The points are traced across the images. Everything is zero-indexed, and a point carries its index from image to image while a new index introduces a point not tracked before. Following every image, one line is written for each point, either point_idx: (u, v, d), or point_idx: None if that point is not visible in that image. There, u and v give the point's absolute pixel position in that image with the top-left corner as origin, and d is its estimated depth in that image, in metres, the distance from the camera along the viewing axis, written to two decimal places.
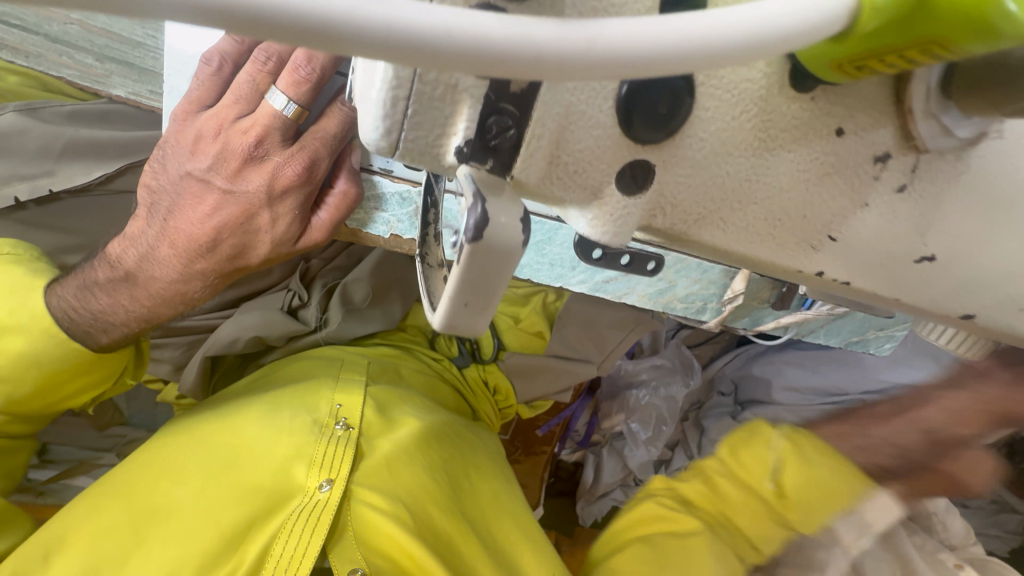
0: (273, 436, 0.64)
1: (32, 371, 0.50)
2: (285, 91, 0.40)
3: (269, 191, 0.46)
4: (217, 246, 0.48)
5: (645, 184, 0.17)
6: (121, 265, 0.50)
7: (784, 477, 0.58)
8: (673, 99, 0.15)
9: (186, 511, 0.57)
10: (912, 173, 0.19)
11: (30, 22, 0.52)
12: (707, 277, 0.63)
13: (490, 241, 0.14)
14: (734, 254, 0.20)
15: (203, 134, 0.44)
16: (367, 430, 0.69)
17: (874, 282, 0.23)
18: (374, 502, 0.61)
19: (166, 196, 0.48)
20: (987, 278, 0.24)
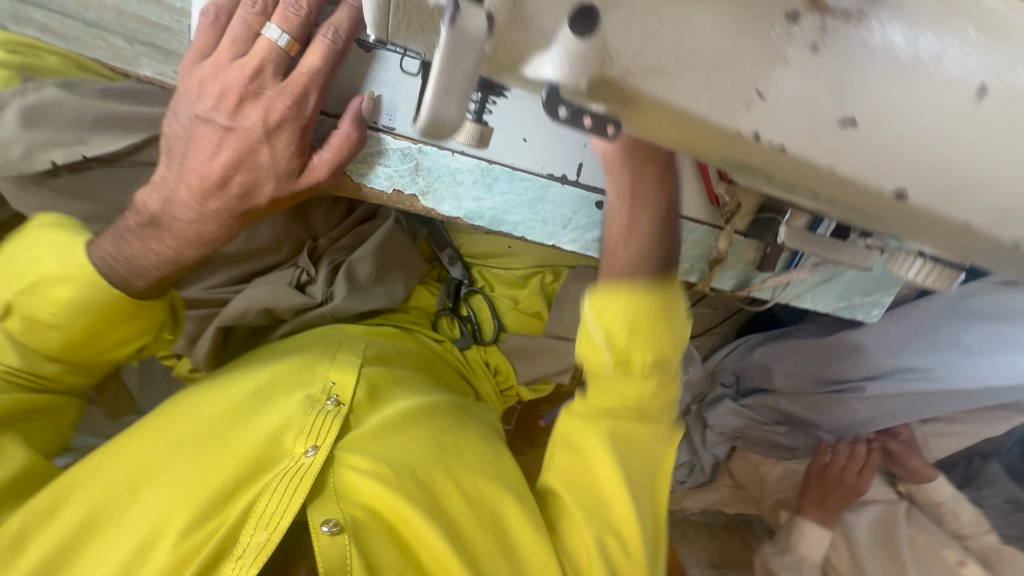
0: (265, 411, 0.67)
1: (80, 318, 0.55)
2: (278, 24, 0.46)
3: (265, 126, 0.49)
4: (228, 185, 0.51)
5: (595, 30, 0.21)
6: (147, 209, 0.54)
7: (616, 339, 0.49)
8: None
9: (179, 471, 0.59)
10: (822, 33, 0.23)
11: (69, 8, 0.57)
12: (692, 237, 0.67)
13: (464, 28, 0.19)
14: (678, 110, 0.24)
15: (205, 79, 0.48)
16: (358, 407, 0.71)
17: (805, 148, 0.26)
18: (360, 466, 0.62)
19: (178, 142, 0.52)
20: (905, 149, 0.27)
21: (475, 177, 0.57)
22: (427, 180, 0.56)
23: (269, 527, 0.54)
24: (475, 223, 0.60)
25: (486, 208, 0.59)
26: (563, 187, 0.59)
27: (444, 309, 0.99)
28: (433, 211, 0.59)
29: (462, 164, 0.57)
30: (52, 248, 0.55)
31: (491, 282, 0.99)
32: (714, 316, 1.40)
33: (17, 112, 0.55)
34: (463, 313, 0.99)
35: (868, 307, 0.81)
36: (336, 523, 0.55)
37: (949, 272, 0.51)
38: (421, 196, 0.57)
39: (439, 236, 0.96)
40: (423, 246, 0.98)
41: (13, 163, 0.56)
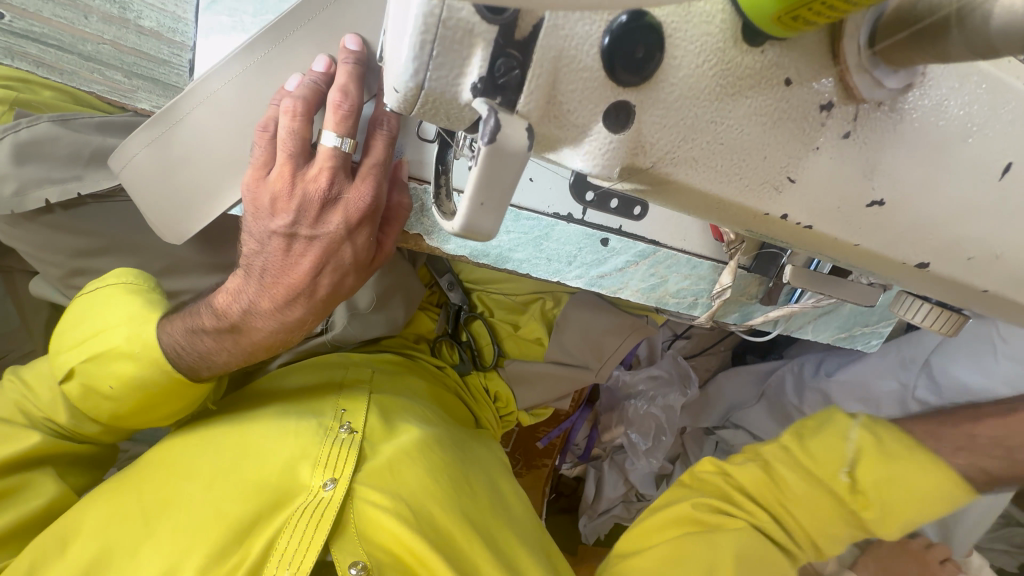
0: (279, 437, 0.65)
1: (135, 395, 0.52)
2: (336, 130, 0.42)
3: (349, 227, 0.47)
4: (315, 290, 0.50)
5: (628, 123, 0.20)
6: (227, 316, 0.51)
7: (859, 471, 0.48)
8: (648, 46, 0.18)
9: (194, 503, 0.57)
10: (854, 122, 0.23)
11: (65, 42, 0.56)
12: (697, 272, 0.66)
13: (506, 142, 0.18)
14: (708, 195, 0.23)
15: (277, 195, 0.45)
16: (371, 435, 0.70)
17: (831, 226, 0.26)
18: (377, 500, 0.62)
19: (256, 258, 0.49)
20: (932, 223, 0.27)
21: None
22: (431, 220, 0.55)
23: (292, 567, 0.55)
24: (479, 260, 0.59)
25: (491, 247, 0.58)
26: (568, 226, 0.58)
27: (444, 334, 0.99)
28: (437, 249, 0.58)
29: None
30: (115, 314, 0.52)
31: (490, 307, 0.98)
32: (711, 336, 1.41)
33: (8, 148, 0.53)
34: (462, 338, 0.99)
35: (868, 337, 0.82)
36: (363, 566, 0.56)
37: (955, 317, 0.50)
38: (426, 236, 0.57)
39: (438, 262, 0.96)
40: (424, 271, 0.97)
41: (6, 201, 0.53)
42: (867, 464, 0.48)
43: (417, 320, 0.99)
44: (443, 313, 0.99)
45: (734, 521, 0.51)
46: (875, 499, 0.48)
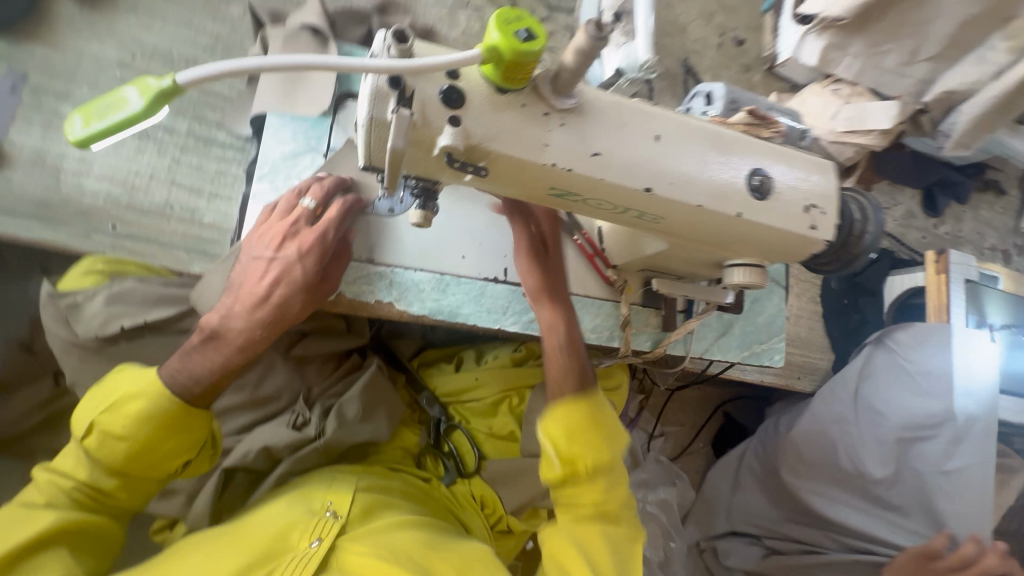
0: (270, 517, 0.72)
1: (142, 427, 0.65)
2: (310, 196, 0.72)
3: (299, 251, 0.70)
4: (270, 297, 0.69)
5: (458, 123, 0.48)
6: (210, 328, 0.70)
7: (559, 443, 0.70)
8: (458, 94, 0.49)
9: (186, 559, 0.66)
10: (564, 119, 0.52)
11: (151, 236, 0.86)
12: (603, 310, 0.90)
13: (404, 120, 0.46)
14: (509, 155, 0.51)
15: (263, 233, 0.71)
16: (354, 520, 0.75)
17: (580, 168, 0.53)
18: (359, 553, 0.69)
19: (236, 281, 0.71)
20: (634, 165, 0.55)
21: (433, 285, 0.81)
22: (400, 291, 0.79)
23: None
24: (437, 317, 0.80)
25: (444, 305, 0.80)
26: (497, 285, 0.84)
27: (427, 446, 1.08)
28: (404, 312, 0.79)
29: (423, 277, 0.80)
30: (133, 375, 0.69)
31: (465, 415, 1.11)
32: (685, 433, 1.52)
33: (106, 295, 0.77)
34: (445, 449, 1.08)
35: (771, 354, 1.00)
36: None
37: (759, 269, 0.73)
38: (395, 303, 0.79)
39: (416, 381, 1.12)
40: (404, 392, 1.13)
41: (92, 329, 0.76)
42: (555, 436, 0.70)
43: (401, 434, 1.09)
44: (425, 428, 1.10)
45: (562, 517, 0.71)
46: (577, 446, 0.70)
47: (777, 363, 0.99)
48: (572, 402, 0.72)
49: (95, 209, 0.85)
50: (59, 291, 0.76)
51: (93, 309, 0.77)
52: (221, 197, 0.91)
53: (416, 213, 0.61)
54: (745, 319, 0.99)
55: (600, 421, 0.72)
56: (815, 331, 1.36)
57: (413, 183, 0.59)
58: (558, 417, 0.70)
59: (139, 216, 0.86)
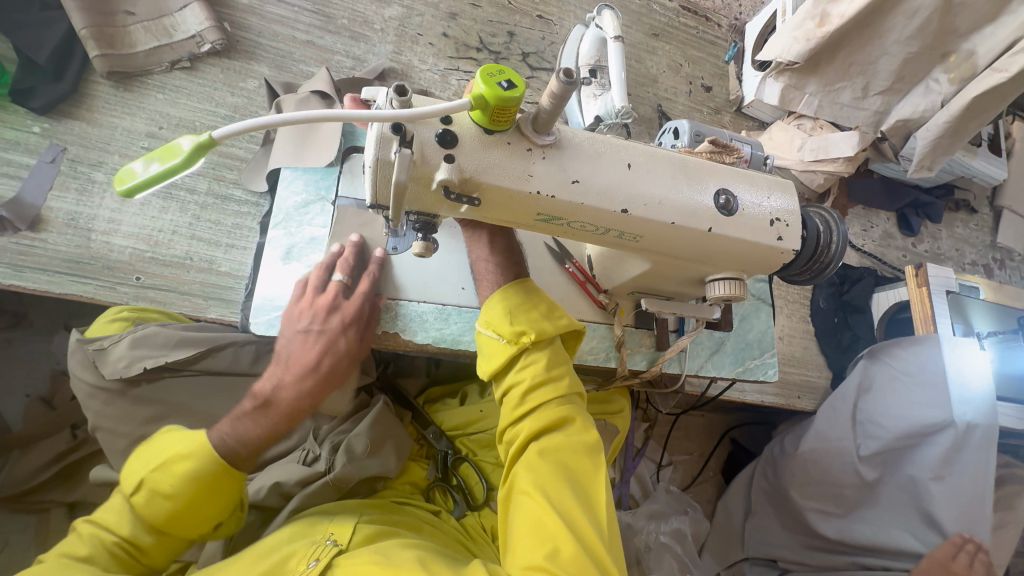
0: (273, 548, 0.74)
1: (190, 488, 0.68)
2: (341, 270, 0.80)
3: (341, 324, 0.79)
4: (318, 367, 0.78)
5: (453, 160, 0.56)
6: (262, 397, 0.77)
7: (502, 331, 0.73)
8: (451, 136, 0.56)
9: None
10: (545, 153, 0.60)
11: (173, 286, 0.93)
12: (598, 333, 0.94)
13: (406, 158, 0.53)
14: (498, 185, 0.58)
15: (303, 308, 0.79)
16: (354, 545, 0.76)
17: (561, 194, 0.60)
18: (352, 565, 0.69)
19: (282, 352, 0.78)
20: (610, 189, 0.62)
21: (436, 314, 0.86)
22: (406, 322, 0.84)
23: None
24: (441, 345, 0.84)
25: (447, 333, 0.85)
26: None
27: (436, 480, 1.09)
28: (410, 341, 0.84)
29: (426, 308, 0.86)
30: (179, 435, 0.72)
31: (472, 447, 1.13)
32: (694, 462, 1.51)
33: (130, 339, 0.81)
34: (454, 482, 1.09)
35: (764, 368, 1.03)
36: None
37: (739, 281, 0.78)
38: (401, 332, 0.84)
39: (422, 417, 1.15)
40: (411, 428, 1.15)
41: (117, 371, 0.79)
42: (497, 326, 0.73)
43: (409, 469, 1.10)
44: (432, 461, 1.12)
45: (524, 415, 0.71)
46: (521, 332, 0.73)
47: (772, 377, 1.02)
48: (508, 291, 0.76)
49: (121, 264, 0.92)
50: (88, 338, 0.81)
51: (118, 353, 0.81)
52: (237, 247, 0.98)
53: (418, 244, 0.68)
54: (736, 336, 1.04)
55: (538, 301, 0.76)
56: (809, 350, 1.40)
57: (415, 217, 0.66)
58: (500, 304, 0.75)
59: (162, 267, 0.93)
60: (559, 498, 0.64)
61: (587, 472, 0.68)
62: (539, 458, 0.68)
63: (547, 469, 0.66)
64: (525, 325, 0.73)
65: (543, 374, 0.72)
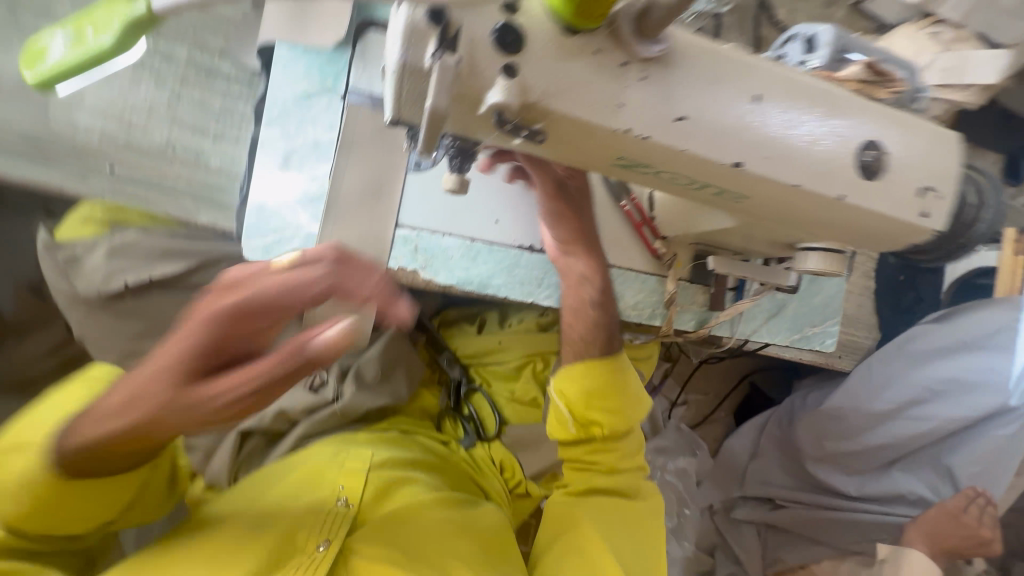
0: (275, 514, 0.66)
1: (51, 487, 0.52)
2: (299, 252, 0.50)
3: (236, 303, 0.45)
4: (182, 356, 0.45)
5: (514, 75, 0.38)
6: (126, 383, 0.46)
7: (575, 400, 0.73)
8: (513, 34, 0.38)
9: (182, 565, 0.58)
10: (645, 72, 0.41)
11: (155, 181, 0.79)
12: (647, 286, 0.81)
13: (446, 67, 0.36)
14: (573, 118, 0.41)
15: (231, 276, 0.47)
16: (369, 506, 0.71)
17: (658, 136, 0.43)
18: (371, 556, 0.65)
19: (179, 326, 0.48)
20: (724, 133, 0.44)
21: (463, 252, 0.72)
22: (426, 258, 0.71)
23: None
24: (465, 288, 0.72)
25: (473, 275, 0.73)
26: (532, 255, 0.76)
27: (448, 408, 1.05)
28: (430, 281, 0.72)
29: (450, 243, 0.72)
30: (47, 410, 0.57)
31: (488, 378, 1.07)
32: (707, 402, 1.48)
33: (106, 248, 0.71)
34: (466, 412, 1.05)
35: (822, 337, 0.92)
36: None
37: (838, 255, 0.64)
38: (420, 271, 0.71)
39: (436, 341, 1.08)
40: (424, 352, 1.09)
41: (95, 285, 0.69)
42: (569, 392, 0.73)
43: (419, 396, 1.06)
44: (445, 389, 1.07)
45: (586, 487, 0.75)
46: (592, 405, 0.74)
47: (829, 348, 0.92)
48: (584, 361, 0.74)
49: (90, 148, 0.76)
50: (57, 242, 0.71)
51: (94, 264, 0.71)
52: (227, 137, 0.81)
53: (451, 178, 0.54)
54: (800, 299, 0.90)
55: (621, 380, 0.74)
56: None
57: (450, 142, 0.50)
58: (576, 376, 0.73)
59: (139, 158, 0.78)
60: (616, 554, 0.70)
61: (647, 533, 0.74)
62: (597, 517, 0.73)
63: (605, 527, 0.72)
64: (597, 411, 0.73)
65: (615, 451, 0.76)
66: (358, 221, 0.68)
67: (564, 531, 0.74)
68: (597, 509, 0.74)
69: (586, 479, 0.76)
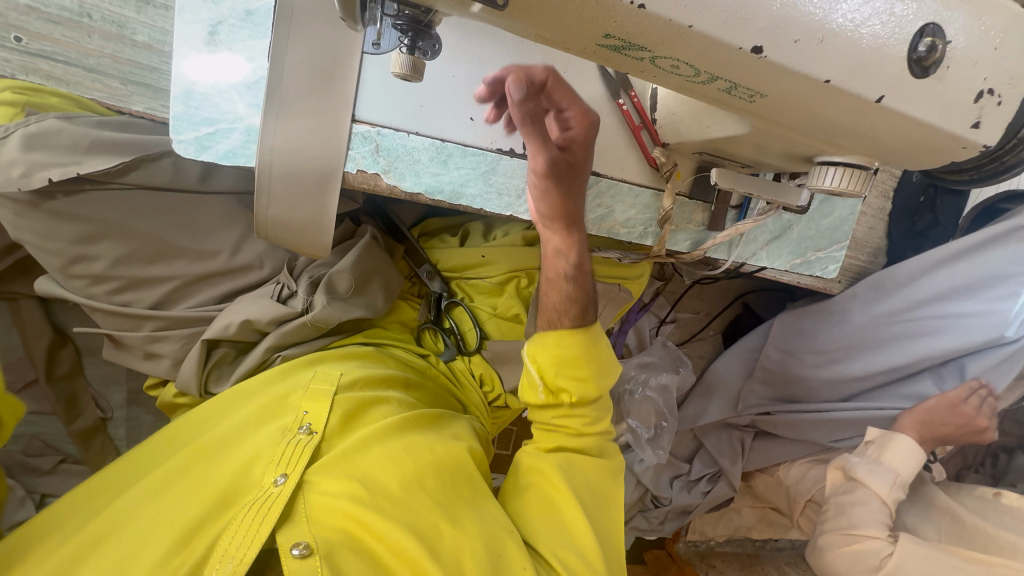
0: (239, 444, 0.69)
1: None
2: None
3: None
4: None
5: None
6: None
7: (545, 366, 0.75)
8: None
9: (141, 511, 0.61)
10: None
11: (72, 57, 0.67)
12: (640, 201, 0.73)
13: None
14: None
15: None
16: (332, 435, 0.72)
17: (660, 4, 0.32)
18: (327, 490, 0.65)
19: None
20: (746, 3, 0.34)
21: (432, 154, 0.64)
22: (391, 160, 0.62)
23: (234, 559, 0.56)
24: (435, 197, 0.65)
25: (445, 182, 0.65)
26: (512, 160, 0.67)
27: (427, 322, 1.02)
28: (395, 188, 0.64)
29: (418, 143, 0.63)
30: None
31: (470, 292, 1.03)
32: (697, 321, 1.46)
33: (20, 138, 0.62)
34: (446, 325, 1.02)
35: (825, 263, 0.85)
36: (305, 546, 0.58)
37: (861, 173, 0.55)
38: (383, 176, 0.63)
39: (416, 253, 1.02)
40: (402, 264, 1.03)
41: (13, 181, 0.61)
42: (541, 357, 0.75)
43: (397, 309, 1.02)
44: (425, 302, 1.03)
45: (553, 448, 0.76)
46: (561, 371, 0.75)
47: (831, 273, 0.86)
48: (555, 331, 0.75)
49: None
50: None
51: (8, 155, 0.61)
52: (152, 5, 0.68)
53: (400, 59, 0.43)
54: (808, 220, 0.82)
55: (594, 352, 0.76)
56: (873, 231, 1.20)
57: (396, 9, 0.39)
58: (549, 345, 0.75)
59: (48, 25, 0.65)
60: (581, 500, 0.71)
61: (611, 487, 0.76)
62: (565, 468, 0.74)
63: (575, 476, 0.73)
64: (568, 377, 0.74)
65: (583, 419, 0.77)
66: (306, 111, 0.57)
67: (532, 483, 0.75)
68: (566, 461, 0.75)
69: (555, 443, 0.77)
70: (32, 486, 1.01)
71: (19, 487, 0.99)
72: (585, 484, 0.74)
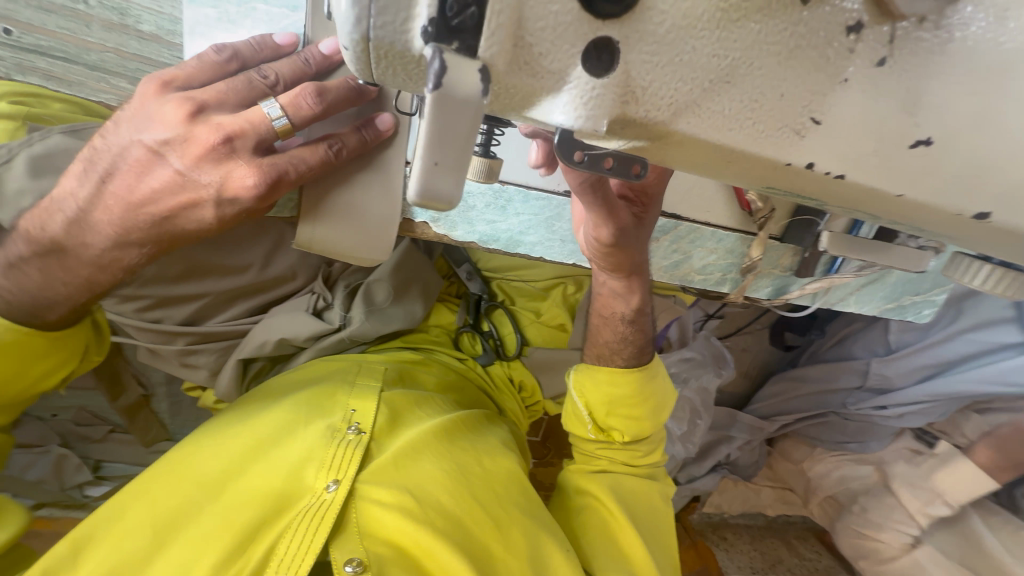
0: (288, 441, 0.67)
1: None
2: None
3: None
4: None
5: (610, 64, 0.21)
6: None
7: (592, 394, 0.75)
8: (597, 40, 0.20)
9: (204, 514, 0.59)
10: (889, 46, 0.21)
11: (70, 52, 0.57)
12: (724, 246, 0.62)
13: (451, 90, 0.20)
14: (716, 145, 0.23)
15: None
16: (379, 434, 0.70)
17: (871, 175, 0.23)
18: (380, 498, 0.63)
19: None
20: (989, 164, 0.23)
21: (490, 200, 0.58)
22: (439, 204, 0.58)
23: (291, 571, 0.54)
24: (489, 245, 0.61)
25: (501, 230, 0.60)
26: None
27: (465, 325, 0.96)
28: (445, 236, 0.60)
29: (473, 186, 0.57)
30: None
31: (511, 295, 0.97)
32: (746, 315, 1.37)
33: (25, 162, 0.55)
34: (485, 329, 0.96)
35: (919, 308, 0.75)
36: (359, 563, 0.56)
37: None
38: (432, 223, 0.59)
39: (454, 251, 0.93)
40: (441, 262, 0.96)
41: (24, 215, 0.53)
42: (592, 389, 0.75)
43: (436, 312, 0.98)
44: (463, 303, 0.97)
45: (599, 469, 0.77)
46: (620, 396, 0.74)
47: (926, 318, 0.75)
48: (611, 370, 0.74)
49: None
50: None
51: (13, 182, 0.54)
52: None
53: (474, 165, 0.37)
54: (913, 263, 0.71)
55: (647, 390, 0.74)
56: None
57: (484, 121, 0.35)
58: (600, 382, 0.74)
59: (41, 15, 0.55)
60: (633, 520, 0.72)
61: (655, 505, 0.76)
62: (614, 491, 0.74)
63: (623, 497, 0.73)
64: (621, 416, 0.74)
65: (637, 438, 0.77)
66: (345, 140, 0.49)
67: (581, 501, 0.75)
68: (614, 485, 0.74)
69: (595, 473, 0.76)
70: (86, 453, 1.09)
71: (75, 455, 1.06)
72: (635, 505, 0.74)
